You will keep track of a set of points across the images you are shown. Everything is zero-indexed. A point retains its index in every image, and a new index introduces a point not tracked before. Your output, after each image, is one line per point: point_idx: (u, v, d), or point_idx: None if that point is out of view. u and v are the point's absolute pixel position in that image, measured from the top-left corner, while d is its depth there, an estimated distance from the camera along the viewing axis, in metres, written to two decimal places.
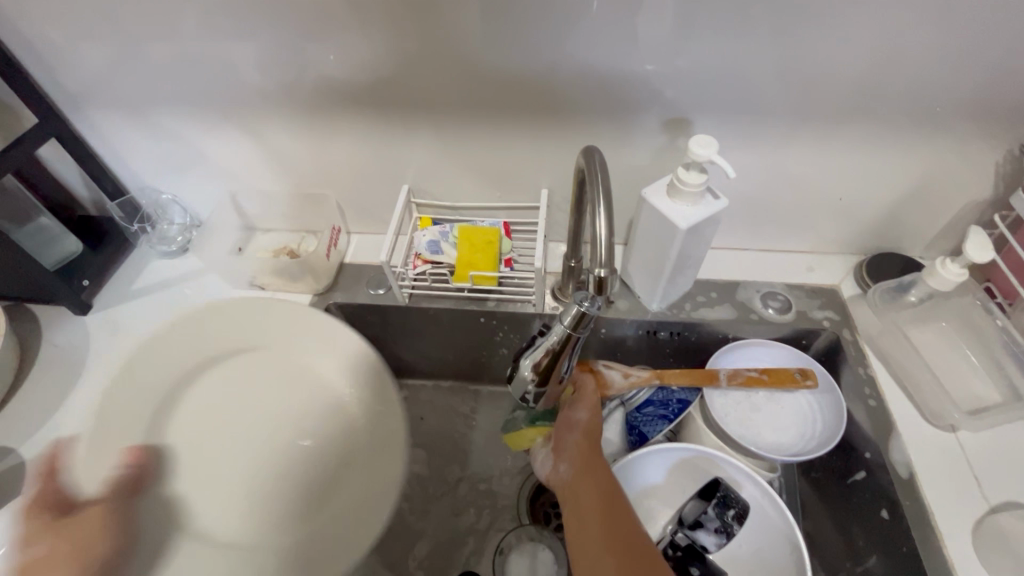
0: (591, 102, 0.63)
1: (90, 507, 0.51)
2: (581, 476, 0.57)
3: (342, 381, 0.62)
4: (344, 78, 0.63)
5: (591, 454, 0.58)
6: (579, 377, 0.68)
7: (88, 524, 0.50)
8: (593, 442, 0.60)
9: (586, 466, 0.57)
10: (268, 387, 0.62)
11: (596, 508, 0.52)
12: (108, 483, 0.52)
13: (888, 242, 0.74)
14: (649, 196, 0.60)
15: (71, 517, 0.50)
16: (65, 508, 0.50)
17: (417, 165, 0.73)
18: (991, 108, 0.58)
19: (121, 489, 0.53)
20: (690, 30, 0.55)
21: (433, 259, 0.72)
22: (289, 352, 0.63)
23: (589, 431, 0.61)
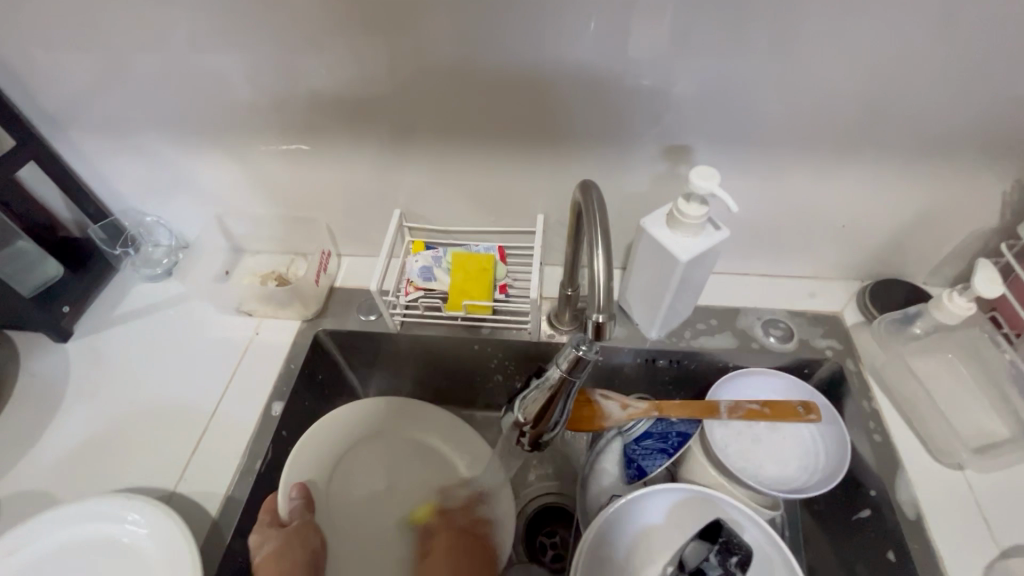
0: (588, 127, 0.61)
1: (295, 525, 0.58)
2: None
3: (351, 417, 0.67)
4: (334, 101, 0.62)
5: (456, 562, 0.62)
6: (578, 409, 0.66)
7: (307, 533, 0.58)
8: (463, 566, 0.62)
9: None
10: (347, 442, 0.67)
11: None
12: (296, 509, 0.59)
13: (891, 268, 0.73)
14: (648, 226, 0.58)
15: (291, 527, 0.58)
16: (280, 522, 0.58)
17: (409, 188, 0.71)
18: (997, 136, 0.57)
19: (306, 508, 0.59)
20: (690, 57, 0.53)
21: (426, 286, 0.70)
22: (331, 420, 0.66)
23: (452, 536, 0.64)
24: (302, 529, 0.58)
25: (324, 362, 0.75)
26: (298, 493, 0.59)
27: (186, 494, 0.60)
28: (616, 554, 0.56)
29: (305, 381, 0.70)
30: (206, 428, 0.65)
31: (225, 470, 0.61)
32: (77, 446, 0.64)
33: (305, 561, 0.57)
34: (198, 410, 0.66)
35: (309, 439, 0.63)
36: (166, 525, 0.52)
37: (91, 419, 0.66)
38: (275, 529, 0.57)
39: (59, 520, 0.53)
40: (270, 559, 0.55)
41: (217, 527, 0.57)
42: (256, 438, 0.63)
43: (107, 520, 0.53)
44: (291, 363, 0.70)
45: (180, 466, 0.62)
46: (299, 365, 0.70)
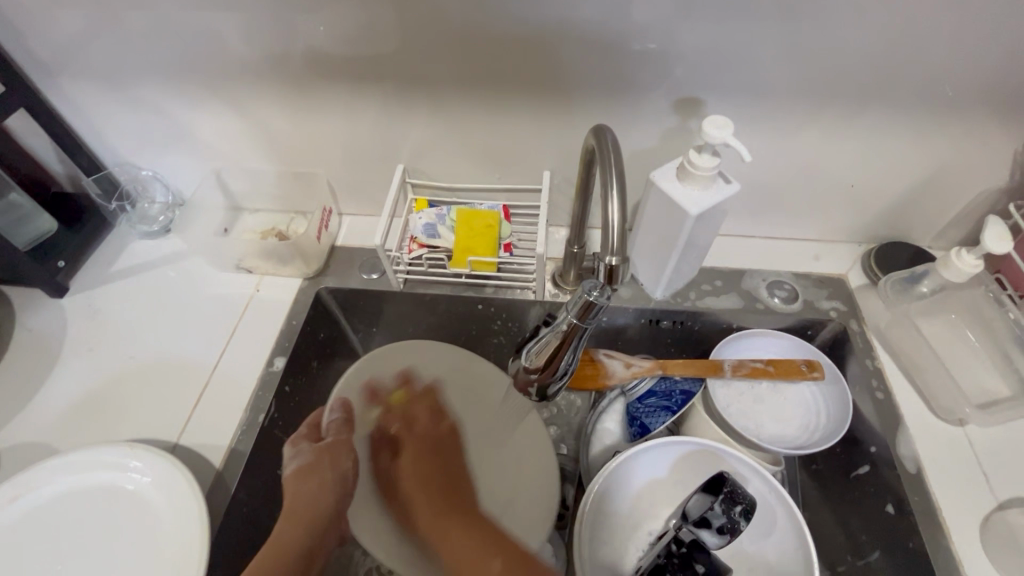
0: (597, 77, 0.59)
1: (330, 441, 0.58)
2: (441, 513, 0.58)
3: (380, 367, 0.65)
4: (334, 48, 0.59)
5: (422, 470, 0.62)
6: (583, 368, 0.66)
7: (338, 450, 0.59)
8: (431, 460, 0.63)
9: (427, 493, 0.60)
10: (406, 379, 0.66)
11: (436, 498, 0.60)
12: (336, 424, 0.60)
13: (897, 230, 0.72)
14: (658, 180, 0.57)
15: (326, 443, 0.58)
16: (317, 437, 0.59)
17: (413, 144, 0.70)
18: (1014, 94, 0.56)
19: (345, 427, 0.60)
20: (706, 8, 0.52)
21: (429, 243, 0.69)
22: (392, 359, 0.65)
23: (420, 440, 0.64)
24: (335, 448, 0.58)
25: (326, 320, 0.74)
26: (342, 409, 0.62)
27: (189, 447, 0.59)
28: (619, 503, 0.57)
29: (307, 338, 0.69)
30: (208, 383, 0.64)
31: (228, 424, 0.61)
32: (77, 400, 0.63)
33: (334, 482, 0.57)
34: (199, 365, 0.66)
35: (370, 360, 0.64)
36: (171, 474, 0.51)
37: (91, 373, 0.66)
38: (308, 443, 0.58)
39: (60, 468, 0.52)
40: (309, 474, 0.56)
41: (221, 478, 0.57)
42: (259, 393, 0.63)
43: (111, 469, 0.52)
44: (293, 320, 0.69)
45: (182, 419, 0.61)
46: (301, 322, 0.69)
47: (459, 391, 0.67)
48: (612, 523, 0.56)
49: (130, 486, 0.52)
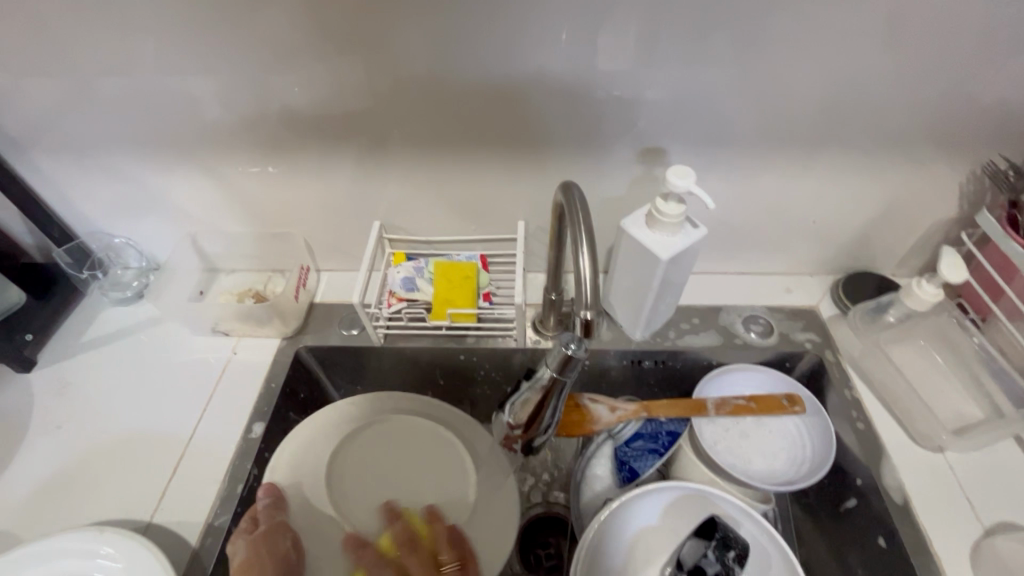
0: (563, 133, 0.62)
1: (266, 526, 0.57)
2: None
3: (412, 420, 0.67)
4: (307, 115, 0.61)
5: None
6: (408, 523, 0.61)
7: (272, 537, 0.56)
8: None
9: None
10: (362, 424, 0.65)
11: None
12: (267, 509, 0.58)
13: (861, 261, 0.75)
14: (628, 227, 0.59)
15: (259, 531, 0.56)
16: (251, 525, 0.56)
17: (389, 201, 0.71)
18: (954, 131, 0.60)
19: (277, 508, 0.58)
20: (665, 62, 0.55)
21: (408, 296, 0.69)
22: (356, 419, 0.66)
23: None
24: (269, 532, 0.56)
25: (307, 381, 0.73)
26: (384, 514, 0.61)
27: (163, 525, 0.57)
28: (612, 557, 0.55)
29: (287, 400, 0.68)
30: (184, 454, 0.62)
31: (205, 497, 0.59)
32: (42, 482, 0.61)
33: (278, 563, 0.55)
34: (175, 435, 0.64)
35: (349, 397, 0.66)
36: (145, 558, 0.49)
37: (58, 452, 0.63)
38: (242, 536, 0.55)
39: (24, 560, 0.49)
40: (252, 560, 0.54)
41: (198, 558, 0.55)
42: (236, 462, 0.61)
43: (78, 556, 0.50)
44: (272, 382, 0.68)
45: (156, 496, 0.59)
46: (280, 383, 0.68)
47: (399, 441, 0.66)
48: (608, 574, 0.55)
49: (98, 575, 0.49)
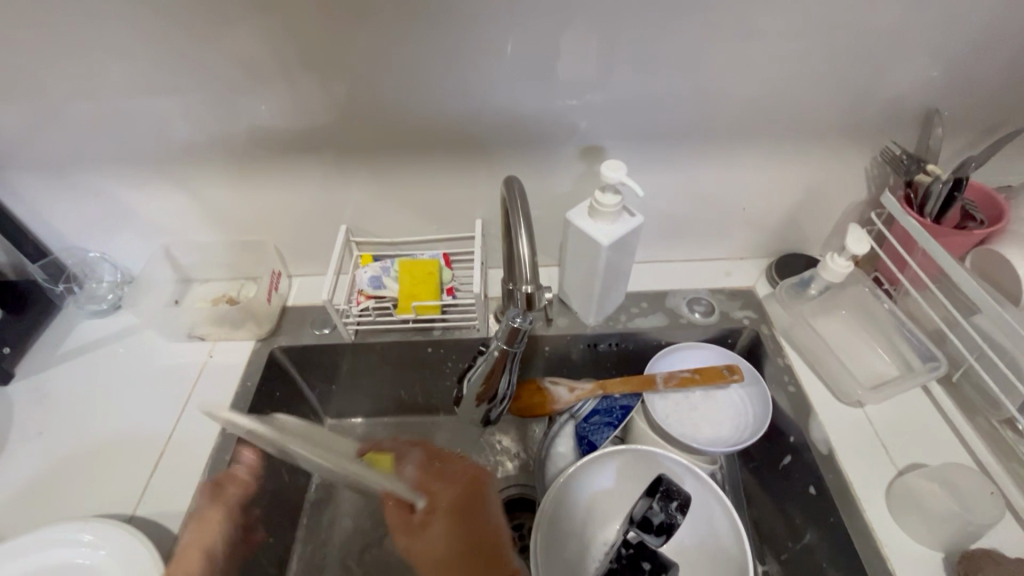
0: (512, 137, 0.68)
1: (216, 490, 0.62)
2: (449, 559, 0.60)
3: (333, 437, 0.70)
4: (273, 127, 0.66)
5: (461, 530, 0.62)
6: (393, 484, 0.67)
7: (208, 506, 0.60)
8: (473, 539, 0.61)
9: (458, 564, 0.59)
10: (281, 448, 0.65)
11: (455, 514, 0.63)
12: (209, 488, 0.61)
13: (792, 243, 0.82)
14: (573, 219, 0.65)
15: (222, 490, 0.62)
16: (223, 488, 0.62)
17: (355, 206, 0.75)
18: (856, 122, 0.67)
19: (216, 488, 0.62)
20: (596, 68, 0.61)
21: (376, 293, 0.74)
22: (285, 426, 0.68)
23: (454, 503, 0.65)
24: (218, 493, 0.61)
25: (283, 380, 0.77)
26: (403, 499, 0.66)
27: (146, 517, 0.60)
28: (573, 518, 0.60)
29: (263, 397, 0.72)
30: (165, 451, 0.65)
31: (186, 489, 0.62)
32: (23, 486, 0.63)
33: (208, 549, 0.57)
34: (155, 435, 0.67)
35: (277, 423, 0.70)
36: (129, 544, 0.52)
37: (40, 457, 0.65)
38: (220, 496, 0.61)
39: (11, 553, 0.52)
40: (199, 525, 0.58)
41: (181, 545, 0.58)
42: (215, 456, 0.64)
43: (63, 546, 0.52)
44: (248, 380, 0.72)
45: (138, 491, 0.62)
46: (256, 382, 0.72)
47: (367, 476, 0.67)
48: (570, 535, 0.60)
49: (83, 562, 0.52)
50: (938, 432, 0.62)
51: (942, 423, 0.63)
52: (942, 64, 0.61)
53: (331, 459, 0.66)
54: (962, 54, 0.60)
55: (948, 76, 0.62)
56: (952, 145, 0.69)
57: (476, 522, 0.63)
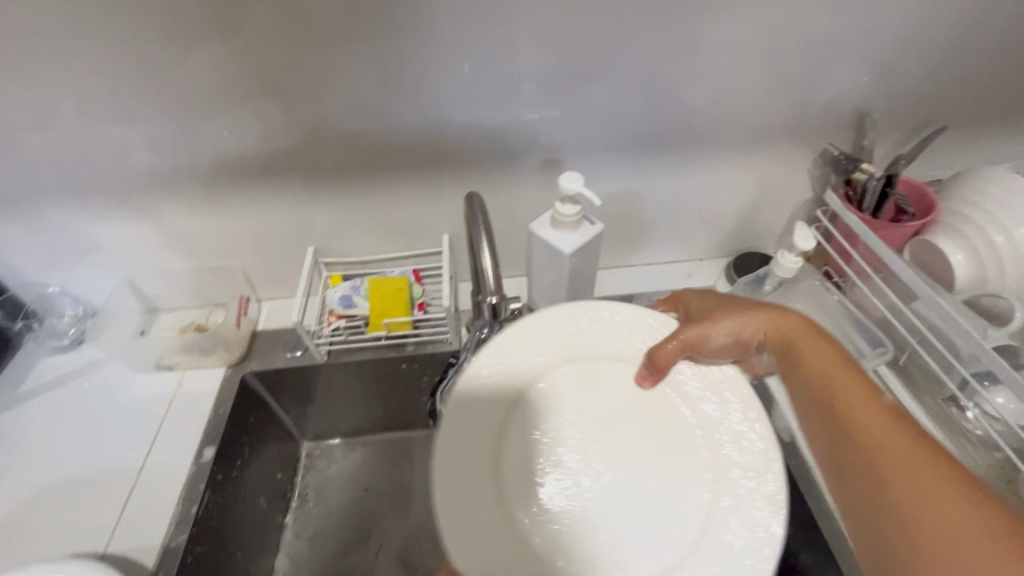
0: (475, 152, 0.70)
1: None
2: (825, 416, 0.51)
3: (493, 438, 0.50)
4: (237, 152, 0.66)
5: (761, 326, 0.55)
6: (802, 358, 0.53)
7: None
8: (819, 358, 0.52)
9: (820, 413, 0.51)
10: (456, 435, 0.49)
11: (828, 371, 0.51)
12: None
13: (747, 242, 0.86)
14: (535, 230, 0.67)
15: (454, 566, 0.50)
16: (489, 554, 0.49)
17: (323, 227, 0.76)
18: (797, 126, 0.71)
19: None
20: (551, 84, 0.64)
21: (346, 313, 0.74)
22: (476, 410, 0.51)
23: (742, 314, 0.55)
24: None
25: (257, 405, 0.77)
26: (646, 387, 0.53)
27: (120, 554, 0.59)
28: None
29: (236, 423, 0.71)
30: (136, 485, 0.64)
31: (160, 522, 0.61)
32: None
33: None
34: (125, 469, 0.66)
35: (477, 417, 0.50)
36: None
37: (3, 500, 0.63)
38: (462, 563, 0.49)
39: None
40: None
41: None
42: (189, 487, 0.64)
43: None
44: (220, 407, 0.71)
45: (109, 527, 0.61)
46: (228, 408, 0.71)
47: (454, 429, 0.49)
48: None
49: None
50: None
51: None
52: (873, 69, 0.66)
53: (474, 427, 0.50)
54: (887, 60, 0.65)
55: (877, 80, 0.67)
56: (886, 143, 0.75)
57: (815, 354, 0.53)
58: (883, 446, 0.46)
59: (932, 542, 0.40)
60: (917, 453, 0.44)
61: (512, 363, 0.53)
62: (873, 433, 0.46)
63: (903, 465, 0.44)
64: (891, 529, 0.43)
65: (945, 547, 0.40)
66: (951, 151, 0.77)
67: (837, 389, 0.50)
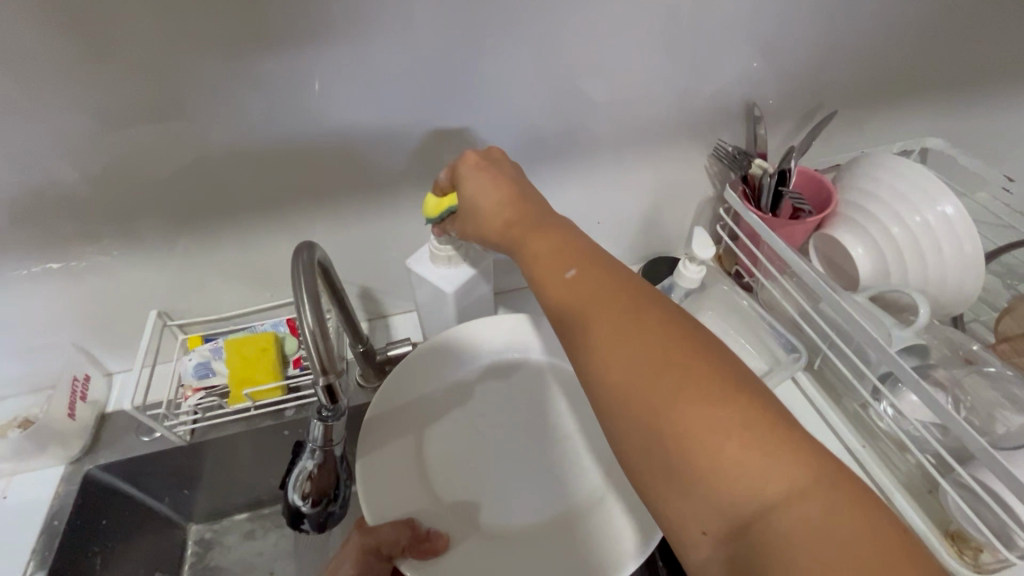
0: (332, 184, 0.61)
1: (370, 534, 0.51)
2: (577, 283, 0.40)
3: (443, 431, 0.58)
4: (34, 218, 0.54)
5: (509, 200, 0.49)
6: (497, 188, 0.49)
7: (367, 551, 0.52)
8: (547, 253, 0.43)
9: (589, 290, 0.39)
10: (393, 420, 0.56)
11: (553, 270, 0.42)
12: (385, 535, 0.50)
13: (655, 246, 0.81)
14: (411, 265, 0.60)
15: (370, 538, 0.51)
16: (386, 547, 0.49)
17: (166, 287, 0.64)
18: (689, 123, 0.66)
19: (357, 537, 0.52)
20: (402, 100, 0.55)
21: (204, 384, 0.65)
22: (421, 396, 0.59)
23: (500, 203, 0.49)
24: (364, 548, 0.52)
25: (111, 503, 0.65)
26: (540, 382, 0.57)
27: None
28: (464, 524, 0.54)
29: (78, 535, 0.61)
30: None
31: None
32: None
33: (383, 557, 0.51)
34: None
35: (409, 402, 0.58)
36: None
37: None
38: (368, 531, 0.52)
39: None
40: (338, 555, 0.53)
41: None
42: None
43: None
44: (55, 518, 0.60)
45: None
46: (65, 518, 0.60)
47: (392, 412, 0.57)
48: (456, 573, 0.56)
49: None
50: (808, 422, 0.63)
51: (809, 412, 0.64)
52: (757, 56, 0.61)
53: (407, 415, 0.57)
54: (768, 46, 0.60)
55: (764, 67, 0.62)
56: (780, 131, 0.70)
57: (550, 245, 0.44)
58: (599, 325, 0.37)
59: (635, 397, 0.34)
60: (659, 354, 0.34)
61: (457, 348, 0.61)
62: (564, 296, 0.40)
63: (605, 303, 0.38)
64: (639, 441, 0.33)
65: (676, 407, 0.32)
66: (847, 133, 0.73)
67: (525, 238, 0.46)
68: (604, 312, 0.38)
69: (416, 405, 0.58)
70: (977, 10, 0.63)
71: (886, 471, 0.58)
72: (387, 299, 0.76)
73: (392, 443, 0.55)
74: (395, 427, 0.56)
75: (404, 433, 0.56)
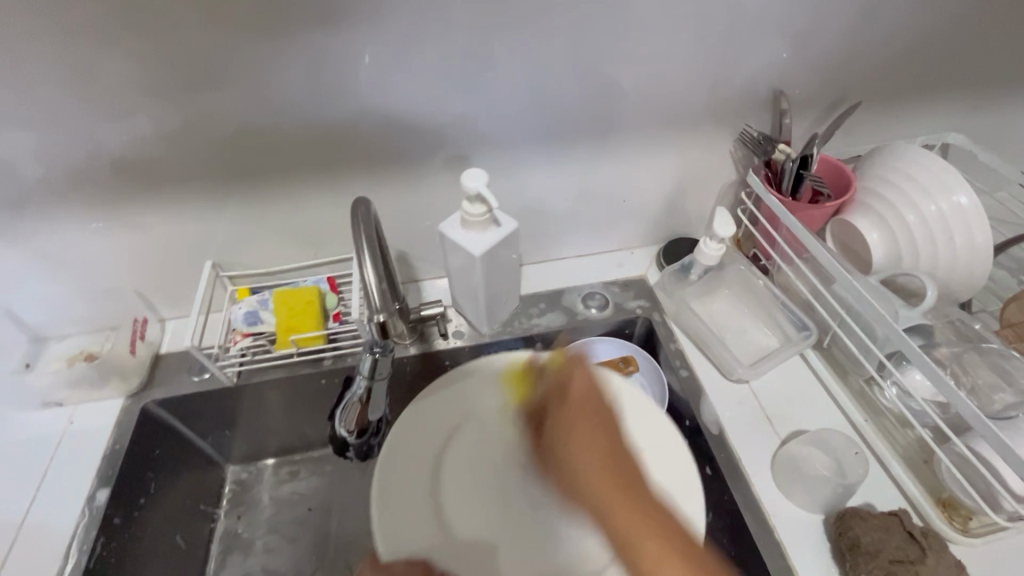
0: (378, 151, 0.65)
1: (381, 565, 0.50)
2: (593, 466, 0.46)
3: (452, 461, 0.58)
4: (113, 167, 0.59)
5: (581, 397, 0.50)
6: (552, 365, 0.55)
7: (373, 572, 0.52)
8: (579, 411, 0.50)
9: (592, 450, 0.47)
10: (408, 440, 0.57)
11: (580, 436, 0.48)
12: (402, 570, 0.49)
13: (678, 228, 0.84)
14: (446, 231, 0.63)
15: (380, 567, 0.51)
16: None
17: (220, 239, 0.69)
18: (718, 107, 0.69)
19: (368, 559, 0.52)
20: (449, 73, 0.59)
21: (253, 330, 0.70)
22: (439, 421, 0.59)
23: (577, 404, 0.50)
24: None
25: (161, 436, 0.71)
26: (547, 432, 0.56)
27: None
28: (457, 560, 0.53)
29: (135, 461, 0.66)
30: (18, 537, 0.59)
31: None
32: None
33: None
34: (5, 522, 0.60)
35: (426, 426, 0.58)
36: None
37: None
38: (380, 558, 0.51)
39: None
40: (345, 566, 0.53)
41: None
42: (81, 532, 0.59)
43: None
44: (116, 444, 0.66)
45: None
46: (125, 444, 0.66)
47: (408, 431, 0.57)
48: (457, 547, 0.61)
49: None
50: (816, 397, 0.66)
51: (817, 388, 0.67)
52: (786, 45, 0.64)
53: (423, 437, 0.58)
54: (799, 34, 0.63)
55: (794, 57, 0.65)
56: (805, 120, 0.73)
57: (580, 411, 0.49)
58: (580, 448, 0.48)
59: (614, 509, 0.44)
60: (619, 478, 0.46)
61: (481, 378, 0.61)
62: (567, 434, 0.49)
63: (587, 426, 0.48)
64: (608, 526, 0.45)
65: (621, 519, 0.44)
66: (871, 125, 0.76)
67: (571, 421, 0.49)
68: (589, 440, 0.48)
69: (433, 427, 0.58)
70: (1003, 8, 0.65)
71: (886, 443, 0.61)
72: (419, 265, 0.80)
73: (400, 466, 0.56)
74: (407, 450, 0.56)
75: (415, 458, 0.57)
